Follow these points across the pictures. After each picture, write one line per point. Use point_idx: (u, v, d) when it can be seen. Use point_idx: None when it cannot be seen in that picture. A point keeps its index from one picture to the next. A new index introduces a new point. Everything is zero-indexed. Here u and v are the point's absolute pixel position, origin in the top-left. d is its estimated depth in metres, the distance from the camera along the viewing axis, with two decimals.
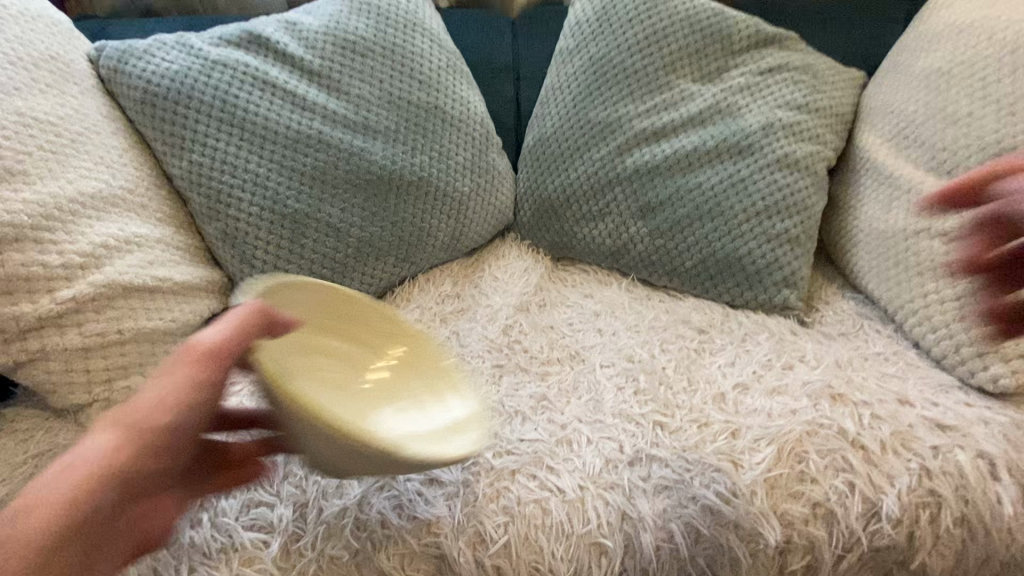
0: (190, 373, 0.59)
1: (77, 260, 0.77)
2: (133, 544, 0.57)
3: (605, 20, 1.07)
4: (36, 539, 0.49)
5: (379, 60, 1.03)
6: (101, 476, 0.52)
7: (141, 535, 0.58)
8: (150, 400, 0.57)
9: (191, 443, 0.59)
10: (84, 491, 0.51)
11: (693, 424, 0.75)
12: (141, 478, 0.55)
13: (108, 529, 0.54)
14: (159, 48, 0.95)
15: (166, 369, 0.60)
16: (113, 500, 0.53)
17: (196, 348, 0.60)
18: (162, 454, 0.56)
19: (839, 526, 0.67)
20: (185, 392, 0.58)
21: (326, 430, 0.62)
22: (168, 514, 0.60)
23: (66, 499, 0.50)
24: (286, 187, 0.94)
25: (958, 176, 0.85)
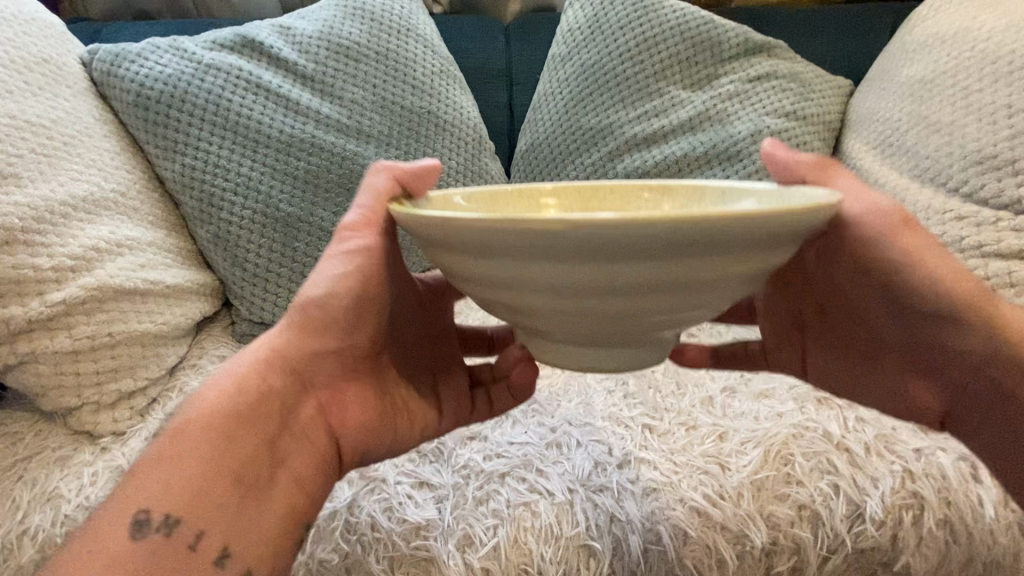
0: (338, 251, 0.57)
1: (67, 263, 0.77)
2: (330, 433, 0.59)
3: (597, 28, 1.08)
4: (203, 448, 0.52)
5: (373, 65, 1.03)
6: (251, 380, 0.56)
7: (335, 429, 0.59)
8: (313, 286, 0.57)
9: (370, 325, 0.58)
10: (263, 394, 0.55)
11: (682, 427, 0.77)
12: (309, 372, 0.58)
13: (294, 422, 0.57)
14: (152, 52, 0.95)
15: (322, 261, 0.58)
16: (292, 393, 0.57)
17: (348, 228, 0.58)
18: (327, 350, 0.58)
19: (825, 527, 0.68)
20: (353, 276, 0.56)
21: (553, 289, 0.35)
22: (360, 406, 0.59)
23: (219, 413, 0.54)
24: (278, 190, 0.95)
25: (941, 183, 0.87)
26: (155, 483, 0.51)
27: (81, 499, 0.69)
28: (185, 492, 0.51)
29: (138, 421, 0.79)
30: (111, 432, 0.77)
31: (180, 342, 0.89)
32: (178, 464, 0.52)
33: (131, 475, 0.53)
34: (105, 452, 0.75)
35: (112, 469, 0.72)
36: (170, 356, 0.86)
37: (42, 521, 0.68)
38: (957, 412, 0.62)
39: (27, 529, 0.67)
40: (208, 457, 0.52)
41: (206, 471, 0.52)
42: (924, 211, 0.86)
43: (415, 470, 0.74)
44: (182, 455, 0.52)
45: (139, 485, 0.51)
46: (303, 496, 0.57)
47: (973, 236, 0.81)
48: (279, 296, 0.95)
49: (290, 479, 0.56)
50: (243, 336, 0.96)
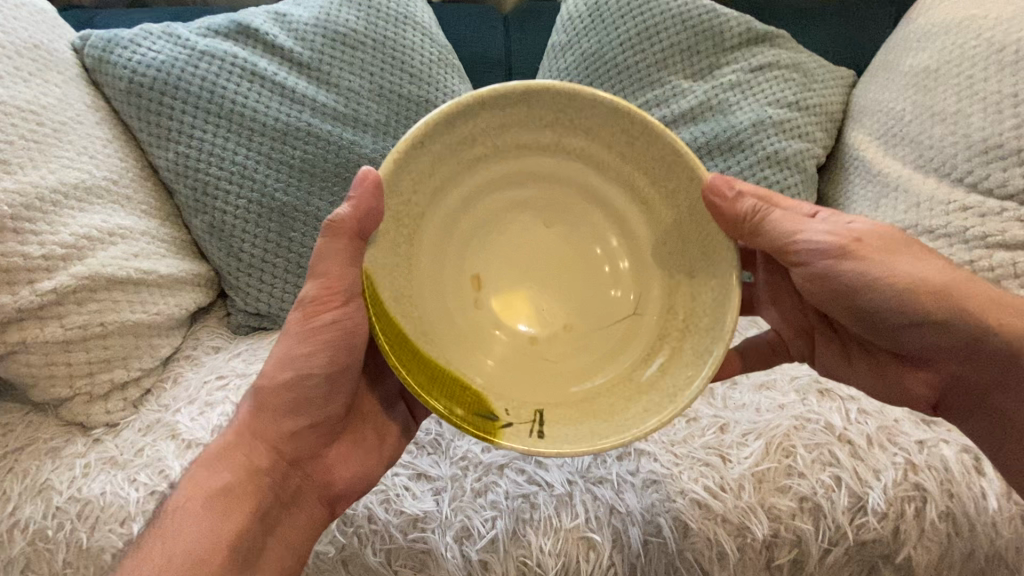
0: (303, 331, 0.60)
1: (59, 251, 0.75)
2: (319, 498, 0.65)
3: (598, 16, 1.07)
4: (201, 533, 0.57)
5: (370, 53, 1.02)
6: (237, 464, 0.61)
7: (323, 492, 0.65)
8: (277, 370, 0.61)
9: (342, 393, 0.63)
10: (252, 475, 0.61)
11: (682, 418, 0.75)
12: (286, 446, 0.63)
13: (282, 496, 0.63)
14: (144, 37, 0.93)
15: (286, 341, 0.61)
16: (276, 469, 0.62)
17: (315, 302, 0.59)
18: (304, 424, 0.63)
19: (826, 519, 0.67)
20: (320, 355, 0.60)
21: None
22: (345, 464, 0.66)
23: (212, 498, 0.59)
24: (274, 179, 0.93)
25: (945, 173, 0.86)
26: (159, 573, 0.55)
27: (74, 491, 0.69)
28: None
29: (132, 413, 0.78)
30: (104, 423, 0.77)
31: (175, 333, 0.88)
32: (174, 557, 0.56)
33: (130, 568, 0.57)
34: (99, 444, 0.74)
35: (105, 461, 0.72)
36: (164, 347, 0.85)
37: (35, 514, 0.68)
38: (950, 397, 0.68)
39: (18, 521, 0.68)
40: (207, 545, 0.57)
41: (205, 559, 0.56)
42: (927, 202, 0.86)
43: (413, 462, 0.72)
44: (178, 545, 0.57)
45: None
46: (299, 561, 0.63)
47: (977, 227, 0.80)
48: (275, 287, 0.94)
49: (286, 547, 0.62)
50: (240, 327, 0.95)
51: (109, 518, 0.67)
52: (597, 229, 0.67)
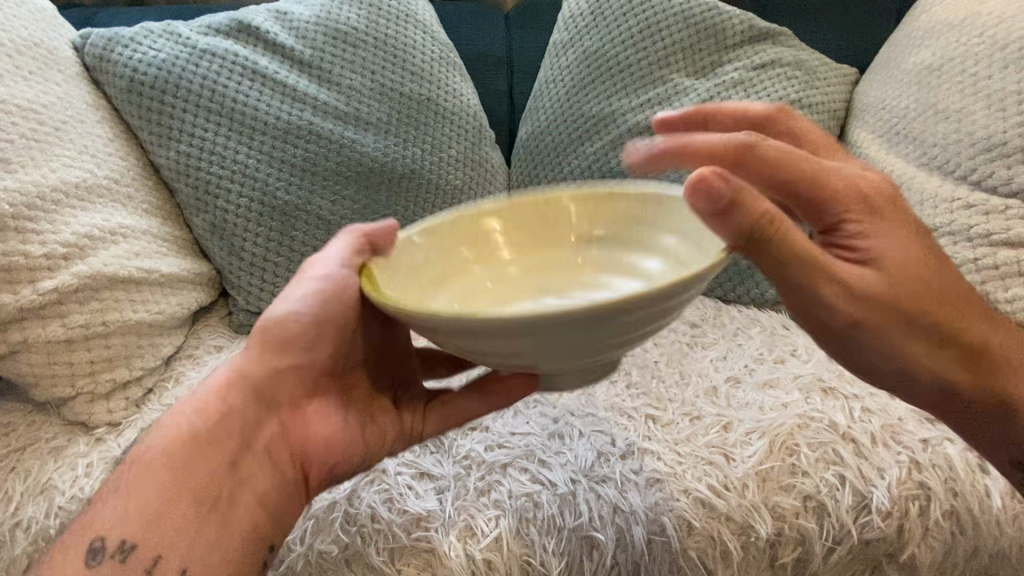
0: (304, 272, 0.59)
1: (60, 250, 0.75)
2: (291, 454, 0.61)
3: (599, 14, 1.06)
4: (168, 464, 0.57)
5: (371, 51, 1.02)
6: (212, 403, 0.59)
7: (295, 449, 0.61)
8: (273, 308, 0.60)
9: (328, 342, 0.59)
10: (225, 414, 0.59)
11: (685, 418, 0.75)
12: (267, 390, 0.60)
13: (253, 442, 0.59)
14: (145, 36, 0.93)
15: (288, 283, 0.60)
16: (251, 412, 0.59)
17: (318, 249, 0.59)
18: (285, 368, 0.59)
19: (830, 518, 0.67)
20: (312, 295, 0.58)
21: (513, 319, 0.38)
22: (323, 424, 0.61)
23: (184, 434, 0.58)
24: (275, 178, 0.93)
25: (948, 171, 0.86)
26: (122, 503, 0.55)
27: (75, 490, 0.69)
28: (145, 513, 0.54)
29: (134, 413, 0.78)
30: (106, 422, 0.76)
31: (176, 332, 0.88)
32: (138, 487, 0.56)
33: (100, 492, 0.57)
34: (101, 443, 0.74)
35: (107, 461, 0.72)
36: (166, 346, 0.85)
37: (36, 514, 0.67)
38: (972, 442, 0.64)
39: (20, 521, 0.67)
40: (170, 475, 0.56)
41: (168, 492, 0.56)
42: (931, 200, 0.85)
43: (416, 461, 0.72)
44: (145, 478, 0.56)
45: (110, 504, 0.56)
46: (264, 516, 0.60)
47: (981, 225, 0.80)
48: (277, 286, 0.94)
49: (252, 499, 0.59)
50: (241, 326, 0.94)
51: None
52: (570, 228, 0.59)
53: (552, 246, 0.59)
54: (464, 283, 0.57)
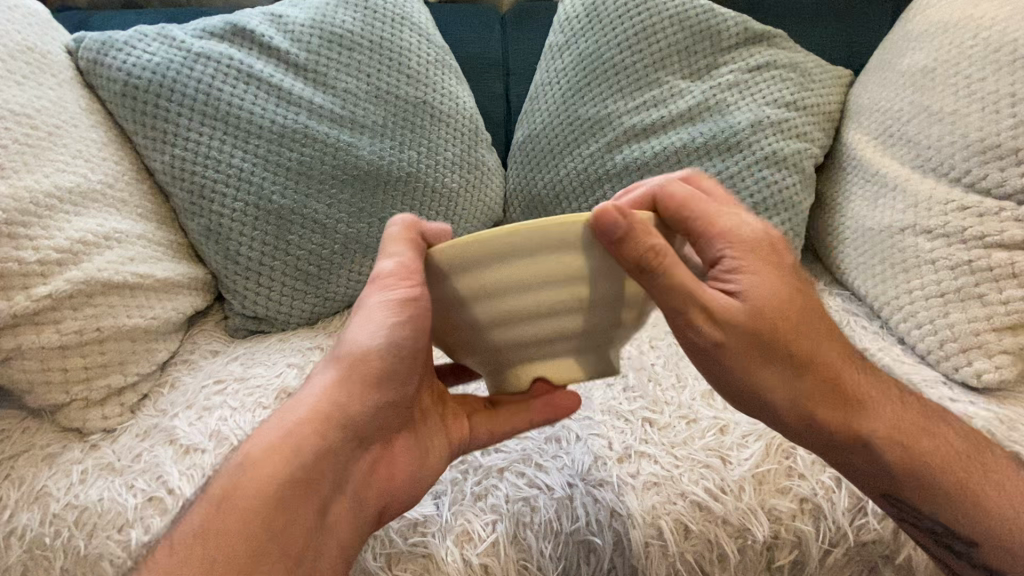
0: (383, 302, 0.52)
1: (53, 256, 0.75)
2: (376, 494, 0.60)
3: (595, 16, 1.07)
4: (255, 516, 0.51)
5: (367, 54, 1.01)
6: (303, 443, 0.54)
7: (382, 488, 0.60)
8: (360, 337, 0.55)
9: (417, 372, 0.58)
10: (323, 455, 0.55)
11: (681, 420, 0.75)
12: (362, 425, 0.57)
13: (345, 486, 0.57)
14: (139, 40, 0.92)
15: (361, 310, 0.56)
16: (346, 451, 0.56)
17: (388, 277, 0.52)
18: (383, 403, 0.57)
19: (826, 520, 0.67)
20: (403, 325, 0.52)
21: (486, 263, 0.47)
22: (404, 458, 0.61)
23: (272, 480, 0.53)
24: (271, 182, 0.93)
25: (942, 173, 0.86)
26: (200, 557, 0.49)
27: (70, 497, 0.68)
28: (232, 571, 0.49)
29: (129, 418, 0.78)
30: (101, 429, 0.76)
31: (172, 337, 0.87)
32: (220, 537, 0.50)
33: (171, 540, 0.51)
34: (96, 449, 0.74)
35: (103, 467, 0.71)
36: (161, 351, 0.84)
37: (32, 521, 0.67)
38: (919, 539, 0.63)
39: (15, 528, 0.67)
40: (263, 531, 0.51)
41: (260, 548, 0.51)
42: (925, 202, 0.86)
43: None
44: (229, 528, 0.51)
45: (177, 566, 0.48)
46: (344, 562, 0.57)
47: (975, 227, 0.80)
48: (273, 290, 0.94)
49: (334, 548, 0.56)
50: (237, 330, 0.94)
51: (107, 525, 0.67)
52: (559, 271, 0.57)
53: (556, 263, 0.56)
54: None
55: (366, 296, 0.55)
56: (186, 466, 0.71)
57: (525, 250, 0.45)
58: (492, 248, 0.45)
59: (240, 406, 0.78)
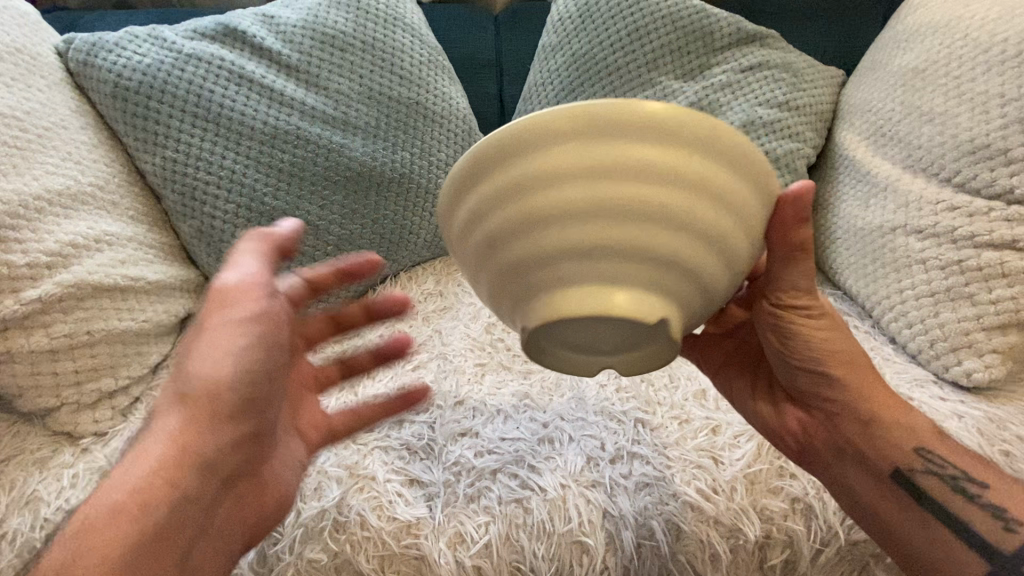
0: (231, 320, 0.52)
1: (43, 259, 0.74)
2: (242, 527, 0.58)
3: (587, 17, 1.07)
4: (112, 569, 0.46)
5: (359, 55, 1.01)
6: (160, 488, 0.49)
7: (249, 518, 0.59)
8: (209, 368, 0.51)
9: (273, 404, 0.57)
10: (176, 504, 0.50)
11: (674, 421, 0.76)
12: (221, 465, 0.54)
13: (210, 523, 0.55)
14: (130, 41, 0.92)
15: (202, 337, 0.52)
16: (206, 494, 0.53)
17: (230, 293, 0.52)
18: (242, 436, 0.54)
19: (818, 520, 0.68)
20: (255, 349, 0.52)
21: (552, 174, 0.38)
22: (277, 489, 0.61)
23: (125, 528, 0.47)
24: (263, 184, 0.92)
25: (933, 173, 0.86)
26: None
27: (61, 502, 0.68)
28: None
29: (120, 422, 0.77)
30: (92, 432, 0.76)
31: (164, 340, 0.87)
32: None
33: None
34: (87, 454, 0.73)
35: (94, 472, 0.71)
36: (153, 354, 0.84)
37: (21, 526, 0.67)
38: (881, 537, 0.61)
39: (5, 533, 0.67)
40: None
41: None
42: (916, 202, 0.86)
43: (405, 468, 0.72)
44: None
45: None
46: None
47: (964, 227, 0.81)
48: None
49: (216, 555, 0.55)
50: None
51: None
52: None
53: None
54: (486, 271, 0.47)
55: (205, 319, 0.52)
56: None
57: (591, 138, 0.37)
58: (548, 137, 0.37)
59: None
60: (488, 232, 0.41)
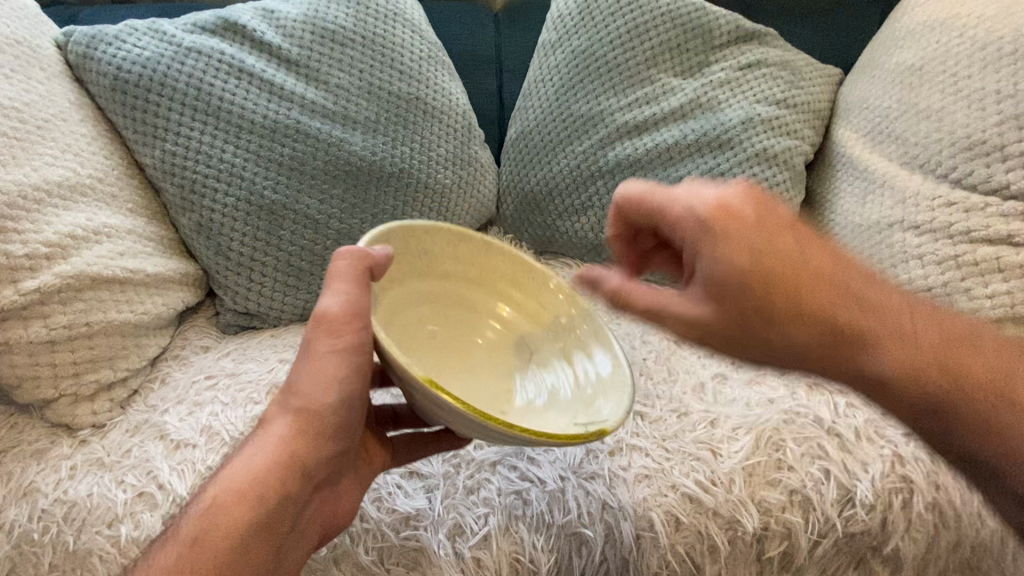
0: (333, 351, 0.54)
1: (42, 250, 0.74)
2: (322, 526, 0.61)
3: (587, 14, 1.07)
4: (217, 564, 0.53)
5: (359, 50, 1.01)
6: (269, 488, 0.56)
7: (326, 521, 0.62)
8: (319, 388, 0.56)
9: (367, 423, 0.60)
10: (279, 501, 0.56)
11: (673, 414, 0.76)
12: (317, 472, 0.58)
13: (301, 522, 0.59)
14: (130, 34, 0.92)
15: (310, 358, 0.55)
16: (303, 496, 0.58)
17: (332, 324, 0.54)
18: (336, 452, 0.59)
19: (815, 512, 0.68)
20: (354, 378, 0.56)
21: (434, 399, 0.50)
22: (353, 495, 0.63)
23: (236, 524, 0.54)
24: (263, 178, 0.92)
25: (930, 169, 0.87)
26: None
27: (59, 493, 0.68)
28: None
29: (119, 414, 0.77)
30: (90, 424, 0.75)
31: (162, 333, 0.87)
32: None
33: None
34: (85, 445, 0.73)
35: (93, 463, 0.71)
36: (152, 347, 0.84)
37: (19, 517, 0.67)
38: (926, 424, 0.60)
39: (3, 523, 0.66)
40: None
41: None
42: (913, 198, 0.87)
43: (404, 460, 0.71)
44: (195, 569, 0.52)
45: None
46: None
47: (961, 222, 0.81)
48: (264, 285, 0.93)
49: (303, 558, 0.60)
50: (228, 326, 0.94)
51: (96, 520, 0.67)
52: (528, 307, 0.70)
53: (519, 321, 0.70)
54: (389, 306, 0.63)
55: (310, 342, 0.55)
56: (176, 462, 0.71)
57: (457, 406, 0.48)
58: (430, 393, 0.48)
59: (231, 401, 0.78)
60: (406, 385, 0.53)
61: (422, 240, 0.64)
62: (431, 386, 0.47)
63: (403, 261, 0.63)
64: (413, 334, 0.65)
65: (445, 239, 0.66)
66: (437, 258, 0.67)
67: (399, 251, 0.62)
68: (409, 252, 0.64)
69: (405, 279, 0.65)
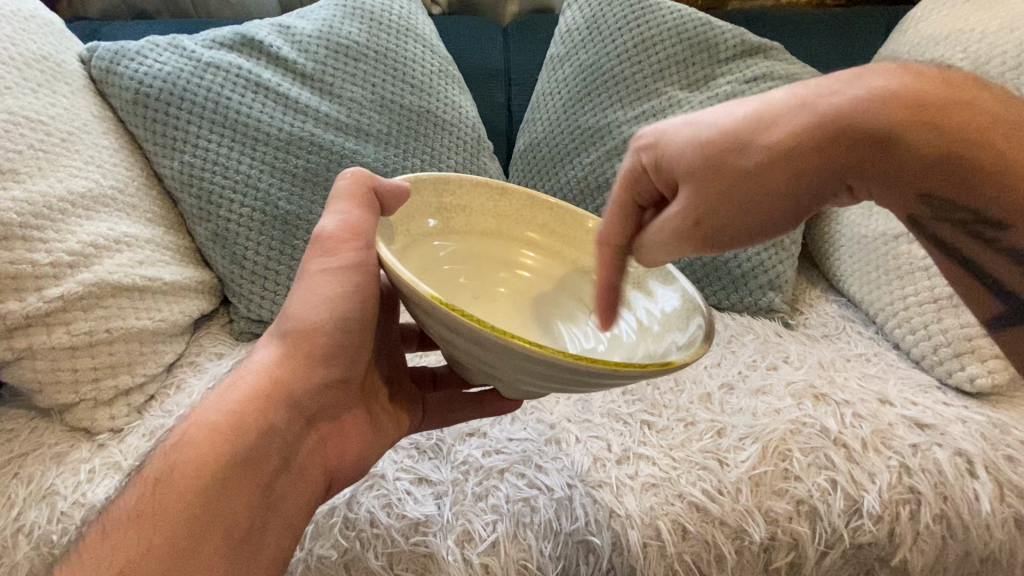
0: (329, 268, 0.56)
1: (66, 259, 0.76)
2: (323, 467, 0.62)
3: (594, 29, 1.09)
4: (192, 501, 0.50)
5: (371, 64, 1.04)
6: (251, 418, 0.54)
7: (329, 463, 0.62)
8: (311, 312, 0.56)
9: (363, 351, 0.61)
10: (266, 433, 0.55)
11: (680, 423, 0.76)
12: (306, 403, 0.58)
13: (294, 461, 0.58)
14: (151, 49, 0.95)
15: (305, 279, 0.57)
16: (293, 429, 0.58)
17: (331, 241, 0.56)
18: (329, 381, 0.59)
19: (822, 522, 0.69)
20: (352, 297, 0.56)
21: (477, 341, 0.44)
22: (356, 435, 0.64)
23: (211, 458, 0.52)
24: (277, 188, 0.94)
25: None
26: (139, 535, 0.48)
27: (78, 495, 0.70)
28: (170, 557, 0.48)
29: (136, 419, 0.79)
30: (108, 429, 0.77)
31: (178, 339, 0.89)
32: (160, 514, 0.49)
33: (107, 518, 0.50)
34: (103, 449, 0.75)
35: (110, 467, 0.73)
36: (168, 353, 0.86)
37: (38, 519, 0.68)
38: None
39: (22, 526, 0.68)
40: (206, 516, 0.50)
41: (193, 530, 0.49)
42: None
43: (414, 466, 0.73)
44: (166, 506, 0.49)
45: (114, 548, 0.47)
46: (290, 540, 0.58)
47: None
48: (276, 293, 0.95)
49: (295, 503, 0.59)
50: (242, 334, 0.96)
51: None
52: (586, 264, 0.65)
53: (573, 273, 0.65)
54: (424, 254, 0.59)
55: (308, 262, 0.57)
56: None
57: (503, 342, 0.42)
58: (474, 333, 0.43)
59: None
60: (445, 336, 0.47)
61: (443, 192, 0.61)
62: (443, 301, 0.42)
63: (415, 218, 0.60)
64: (439, 278, 0.58)
65: (464, 194, 0.63)
66: (460, 215, 0.63)
67: (414, 205, 0.60)
68: (422, 209, 0.61)
69: (422, 241, 0.60)
